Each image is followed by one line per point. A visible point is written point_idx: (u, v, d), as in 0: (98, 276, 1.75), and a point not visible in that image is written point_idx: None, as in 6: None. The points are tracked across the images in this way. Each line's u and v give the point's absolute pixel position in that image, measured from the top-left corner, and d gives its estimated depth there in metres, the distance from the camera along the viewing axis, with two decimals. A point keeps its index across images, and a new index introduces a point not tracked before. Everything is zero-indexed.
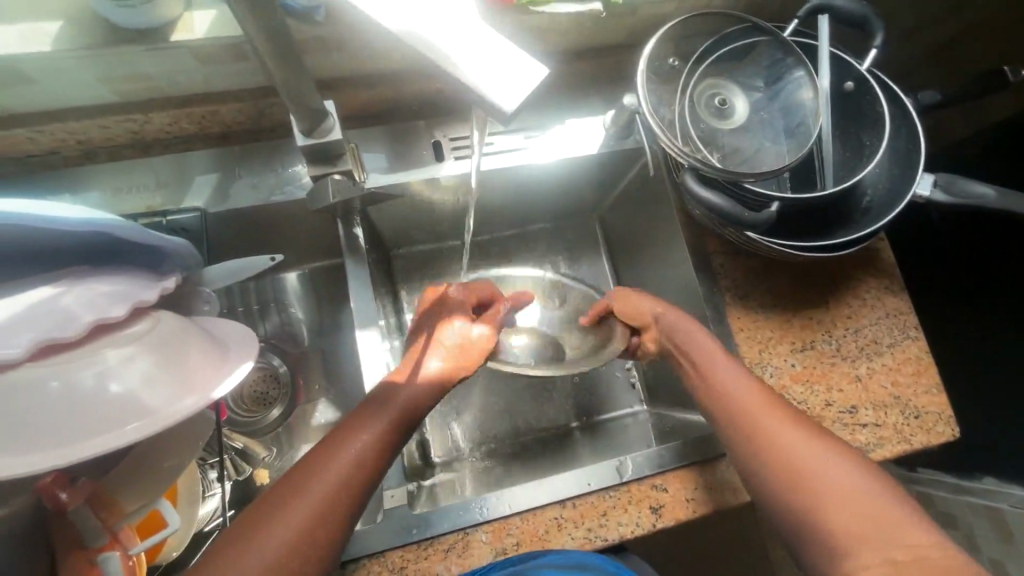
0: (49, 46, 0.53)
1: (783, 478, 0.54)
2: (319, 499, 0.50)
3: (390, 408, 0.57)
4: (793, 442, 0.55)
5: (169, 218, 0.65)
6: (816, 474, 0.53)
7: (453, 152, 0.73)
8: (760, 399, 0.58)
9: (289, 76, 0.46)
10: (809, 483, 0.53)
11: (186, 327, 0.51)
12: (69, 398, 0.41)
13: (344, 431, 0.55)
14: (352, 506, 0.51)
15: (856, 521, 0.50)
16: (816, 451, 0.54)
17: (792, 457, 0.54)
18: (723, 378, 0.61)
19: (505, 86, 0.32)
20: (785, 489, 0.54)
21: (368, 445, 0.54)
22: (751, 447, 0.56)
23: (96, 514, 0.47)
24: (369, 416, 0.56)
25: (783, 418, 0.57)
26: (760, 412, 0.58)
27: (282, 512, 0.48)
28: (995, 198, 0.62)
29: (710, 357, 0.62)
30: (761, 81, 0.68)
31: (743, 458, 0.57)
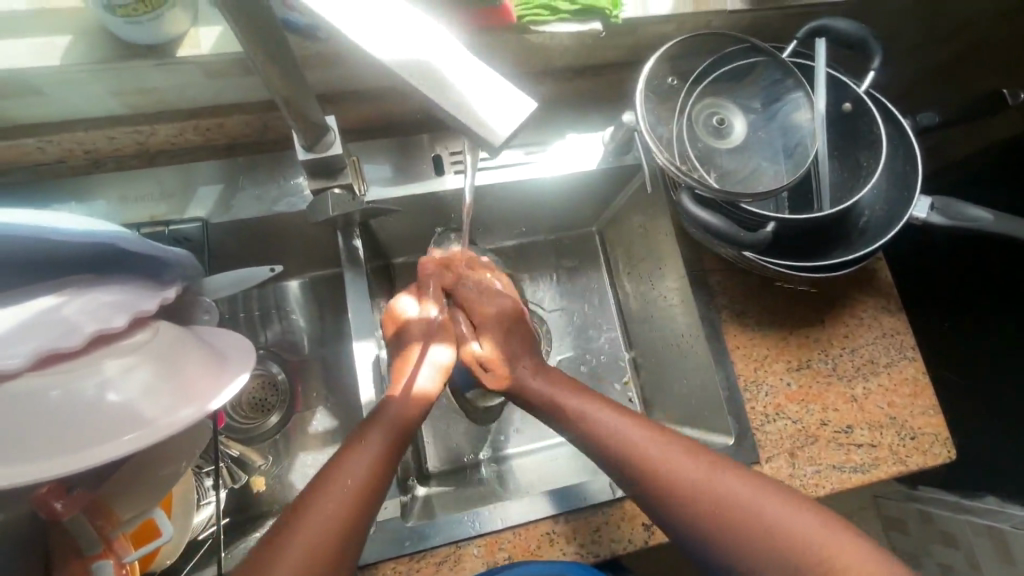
0: (59, 59, 0.55)
1: (700, 521, 0.53)
2: (331, 517, 0.50)
3: (392, 422, 0.58)
4: (702, 477, 0.54)
5: (171, 228, 0.66)
6: (732, 503, 0.52)
7: (454, 165, 0.74)
8: (653, 443, 0.57)
9: (292, 92, 0.47)
10: (730, 513, 0.52)
11: (184, 338, 0.51)
12: (67, 407, 0.42)
13: (346, 451, 0.55)
14: (365, 521, 0.52)
15: (782, 539, 0.50)
16: (724, 481, 0.54)
17: (704, 496, 0.53)
18: (603, 419, 0.60)
19: (497, 116, 0.32)
20: (712, 529, 0.52)
21: (373, 459, 0.55)
22: (659, 497, 0.55)
23: (92, 522, 0.47)
24: (369, 431, 0.57)
25: (681, 456, 0.56)
26: (655, 448, 0.57)
27: (295, 535, 0.48)
28: (991, 221, 0.62)
29: (597, 416, 0.61)
30: (758, 101, 0.68)
31: (658, 510, 0.55)
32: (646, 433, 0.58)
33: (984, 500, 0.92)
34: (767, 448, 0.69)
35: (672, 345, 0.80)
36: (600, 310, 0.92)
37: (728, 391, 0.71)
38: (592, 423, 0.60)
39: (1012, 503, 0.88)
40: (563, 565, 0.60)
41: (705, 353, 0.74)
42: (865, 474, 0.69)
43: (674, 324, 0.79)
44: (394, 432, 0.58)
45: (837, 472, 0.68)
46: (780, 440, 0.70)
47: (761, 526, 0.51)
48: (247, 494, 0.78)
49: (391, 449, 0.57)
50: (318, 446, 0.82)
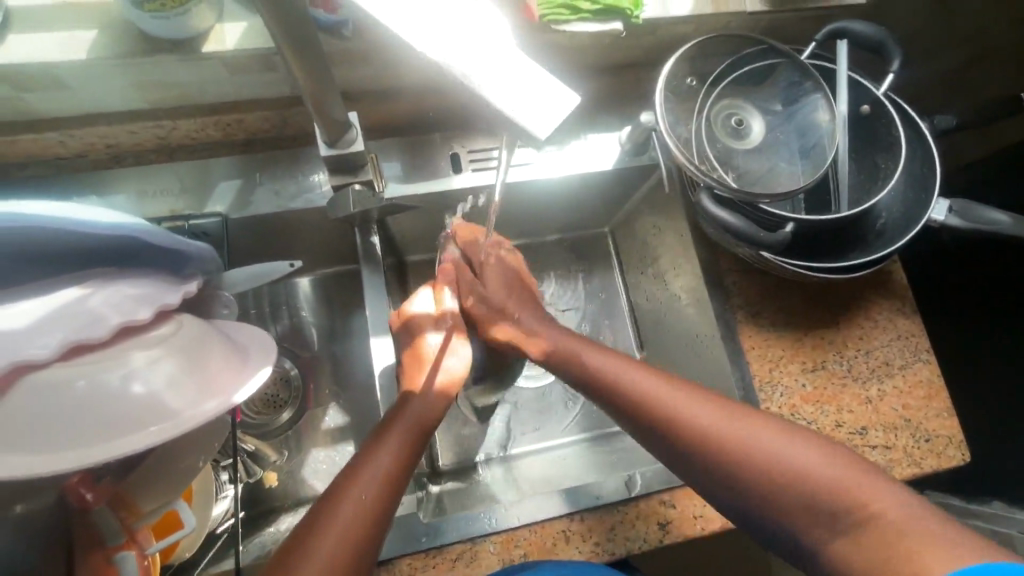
0: (86, 53, 0.55)
1: (721, 466, 0.52)
2: (351, 526, 0.49)
3: (409, 423, 0.57)
4: (720, 424, 0.53)
5: (192, 223, 0.66)
6: (751, 449, 0.51)
7: (472, 163, 0.74)
8: (668, 393, 0.56)
9: (317, 88, 0.48)
10: (751, 458, 0.51)
11: (207, 331, 0.51)
12: (96, 399, 0.42)
13: (362, 457, 0.54)
14: (384, 527, 0.51)
15: (785, 472, 0.50)
16: (729, 422, 0.53)
17: (724, 441, 0.52)
18: (623, 368, 0.60)
19: (537, 113, 0.33)
20: (711, 461, 0.52)
21: (389, 465, 0.54)
22: (678, 445, 0.54)
23: (115, 513, 0.48)
24: (385, 434, 0.56)
25: (686, 395, 0.56)
26: (662, 392, 0.56)
27: (316, 544, 0.48)
28: (1009, 225, 0.62)
29: (614, 367, 0.60)
30: (779, 103, 0.68)
31: (678, 459, 0.55)
32: (656, 380, 0.58)
33: None
34: None
35: (685, 345, 0.80)
36: (612, 310, 0.92)
37: (743, 392, 0.71)
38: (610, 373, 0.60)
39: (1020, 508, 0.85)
40: (575, 567, 0.60)
41: (720, 354, 0.74)
42: None
43: (687, 324, 0.79)
44: (413, 433, 0.57)
45: None
46: None
47: (763, 457, 0.50)
48: (259, 489, 0.78)
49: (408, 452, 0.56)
50: (330, 442, 0.82)
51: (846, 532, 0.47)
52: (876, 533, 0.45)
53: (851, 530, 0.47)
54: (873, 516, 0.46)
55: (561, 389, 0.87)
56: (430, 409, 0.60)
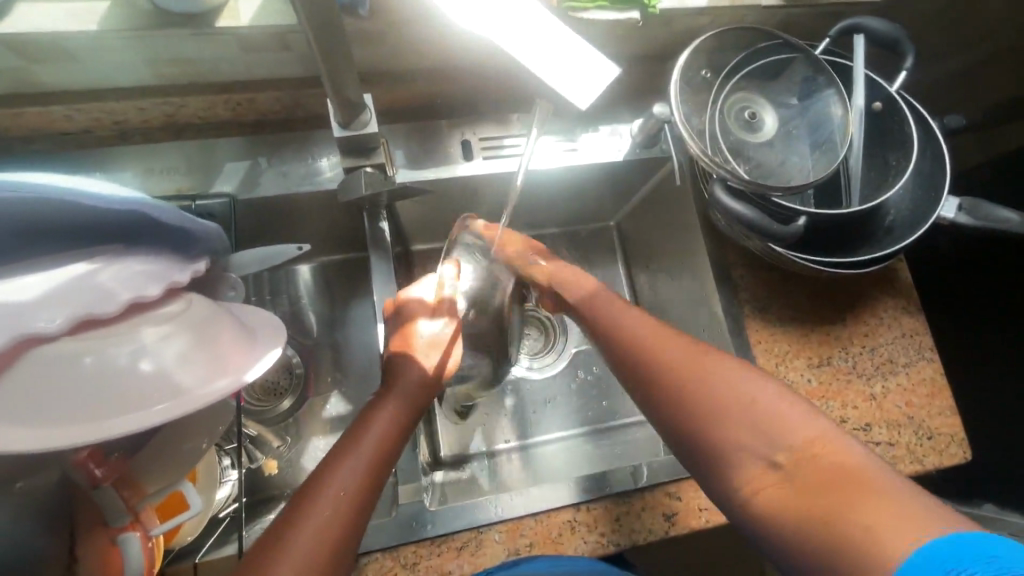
0: (98, 24, 0.54)
1: (693, 403, 0.52)
2: (334, 503, 0.47)
3: (404, 399, 0.57)
4: (717, 382, 0.51)
5: (198, 203, 0.64)
6: (715, 397, 0.51)
7: (483, 151, 0.74)
8: (649, 340, 0.58)
9: (335, 67, 0.47)
10: (736, 411, 0.50)
11: (215, 310, 0.50)
12: (101, 375, 0.41)
13: (348, 437, 0.53)
14: (368, 506, 0.49)
15: (770, 424, 0.48)
16: (717, 372, 0.52)
17: (709, 391, 0.51)
18: (619, 323, 0.61)
19: (578, 83, 0.33)
20: (697, 411, 0.51)
21: (380, 443, 0.53)
22: (674, 401, 0.53)
23: (119, 492, 0.47)
24: (373, 413, 0.55)
25: (676, 349, 0.56)
26: (651, 342, 0.57)
27: (296, 515, 0.46)
28: (1017, 223, 0.63)
29: (611, 324, 0.62)
30: (794, 97, 0.68)
31: (650, 398, 0.55)
32: (649, 332, 0.59)
33: None
34: None
35: (690, 339, 0.80)
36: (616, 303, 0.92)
37: None
38: (611, 327, 0.61)
39: None
40: (573, 559, 0.60)
41: (726, 349, 0.74)
42: None
43: (692, 319, 0.80)
44: (403, 408, 0.57)
45: None
46: None
47: (747, 407, 0.49)
48: (258, 477, 0.77)
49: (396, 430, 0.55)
50: (331, 429, 0.82)
51: (793, 487, 0.45)
52: (827, 485, 0.44)
53: (789, 475, 0.46)
54: (837, 471, 0.44)
55: (563, 381, 0.86)
56: (420, 386, 0.59)
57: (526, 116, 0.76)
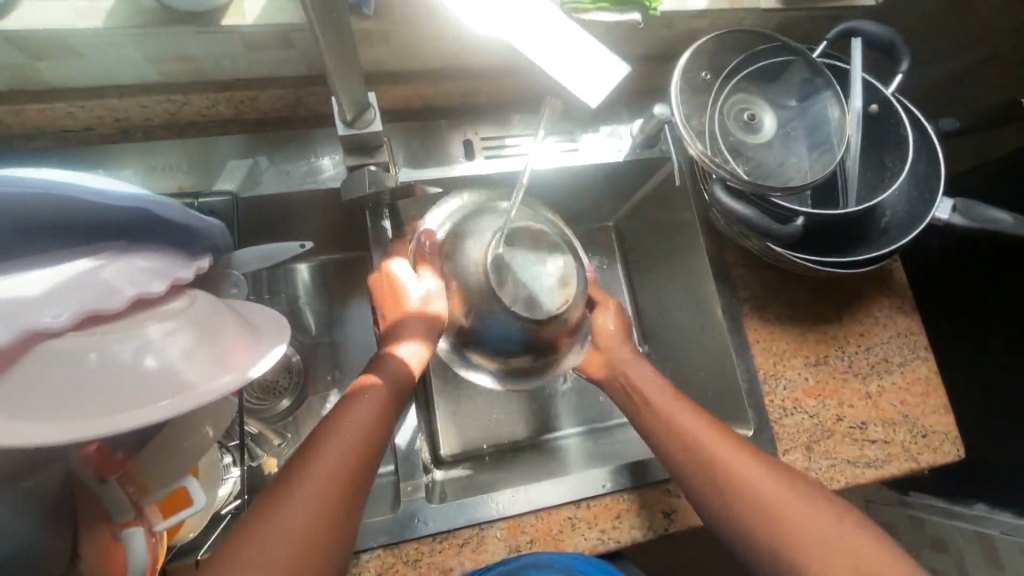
0: (102, 21, 0.54)
1: (741, 507, 0.52)
2: (318, 493, 0.46)
3: (390, 386, 0.55)
4: (766, 487, 0.52)
5: (200, 201, 0.64)
6: (748, 482, 0.53)
7: (485, 151, 0.75)
8: (690, 423, 0.58)
9: (343, 65, 0.47)
10: (789, 524, 0.50)
11: (219, 306, 0.51)
12: (106, 371, 0.41)
13: (327, 423, 0.51)
14: (355, 495, 0.48)
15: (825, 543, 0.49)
16: (762, 477, 0.53)
17: (758, 500, 0.52)
18: (654, 394, 0.62)
19: (590, 82, 0.34)
20: (747, 517, 0.52)
21: (366, 428, 0.51)
22: (719, 494, 0.54)
23: (124, 488, 0.47)
24: (357, 397, 0.53)
25: (718, 442, 0.56)
26: (688, 422, 0.58)
27: (280, 509, 0.44)
28: (1011, 224, 0.64)
29: (649, 394, 0.62)
30: (793, 98, 0.69)
31: (690, 480, 0.56)
32: (686, 412, 0.59)
33: (975, 507, 0.98)
34: (785, 442, 0.70)
35: (687, 337, 0.81)
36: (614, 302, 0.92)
37: (747, 383, 0.72)
38: (647, 398, 0.62)
39: (1001, 511, 0.94)
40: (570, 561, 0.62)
41: (725, 347, 0.75)
42: (878, 469, 0.70)
43: (690, 318, 0.80)
44: (383, 399, 0.54)
45: (851, 467, 0.70)
46: (797, 434, 0.71)
47: (801, 522, 0.50)
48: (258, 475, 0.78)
49: (380, 417, 0.53)
50: None
51: None
52: None
53: None
54: None
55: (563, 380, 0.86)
56: (399, 380, 0.56)
57: (526, 117, 0.77)
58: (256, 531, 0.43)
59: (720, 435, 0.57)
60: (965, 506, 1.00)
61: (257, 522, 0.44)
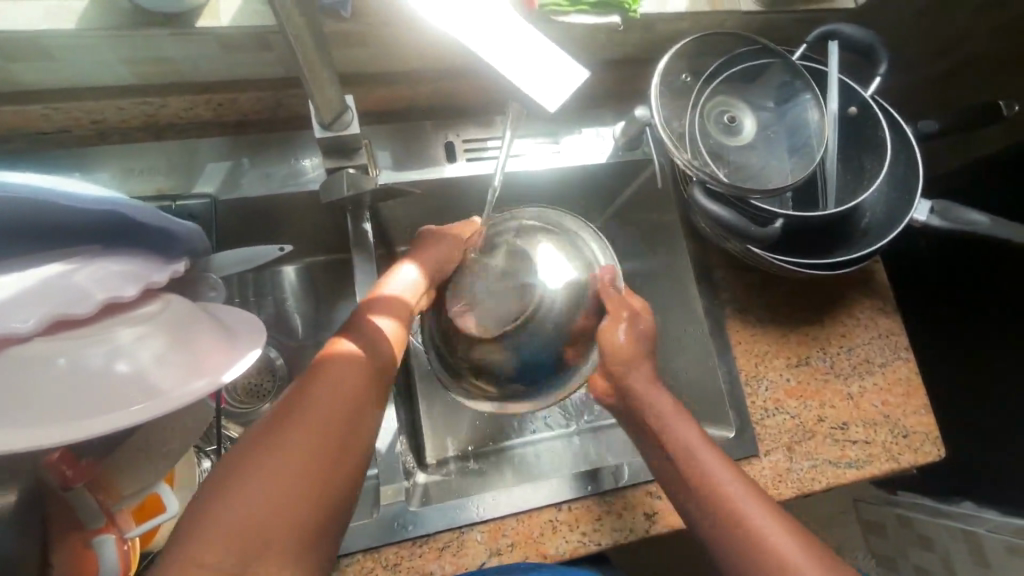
0: (74, 23, 0.54)
1: (720, 524, 0.52)
2: (302, 457, 0.42)
3: (377, 349, 0.51)
4: (749, 511, 0.52)
5: (178, 203, 0.64)
6: (732, 503, 0.52)
7: (467, 153, 0.74)
8: (683, 434, 0.57)
9: (316, 68, 0.47)
10: (766, 551, 0.50)
11: (195, 311, 0.50)
12: (76, 375, 0.40)
13: (315, 378, 0.46)
14: (344, 461, 0.44)
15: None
16: (745, 503, 0.52)
17: (738, 520, 0.51)
18: (647, 397, 0.60)
19: (547, 86, 0.34)
20: (726, 537, 0.51)
21: (355, 388, 0.47)
22: (702, 508, 0.53)
23: (95, 495, 0.47)
24: (347, 355, 0.49)
25: (710, 459, 0.55)
26: (679, 433, 0.57)
27: (258, 468, 0.41)
28: (988, 225, 0.64)
29: (637, 394, 0.61)
30: (771, 100, 0.70)
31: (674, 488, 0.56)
32: (677, 421, 0.58)
33: (961, 505, 0.98)
34: (767, 442, 0.70)
35: (671, 339, 0.81)
36: None
37: (729, 386, 0.72)
38: (635, 398, 0.60)
39: (988, 508, 0.94)
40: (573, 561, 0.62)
41: (708, 349, 0.75)
42: (860, 470, 0.70)
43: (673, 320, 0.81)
44: (372, 360, 0.49)
45: (832, 467, 0.70)
46: (779, 435, 0.71)
47: (779, 551, 0.49)
48: None
49: (372, 378, 0.48)
50: None
51: None
52: None
53: None
54: None
55: None
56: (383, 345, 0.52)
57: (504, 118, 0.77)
58: (231, 490, 0.40)
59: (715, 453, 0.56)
60: (951, 504, 1.00)
61: (233, 479, 0.40)
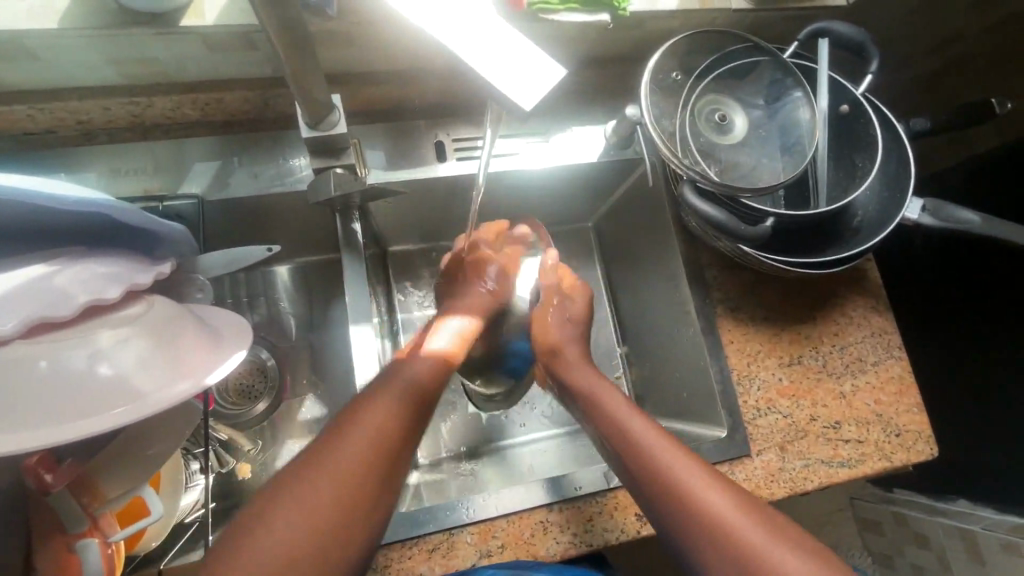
0: (55, 23, 0.53)
1: (690, 522, 0.49)
2: (326, 497, 0.45)
3: (413, 386, 0.54)
4: (722, 506, 0.49)
5: (165, 204, 0.64)
6: (704, 498, 0.50)
7: (457, 152, 0.74)
8: (646, 432, 0.55)
9: (300, 67, 0.46)
10: (743, 545, 0.47)
11: (180, 313, 0.49)
12: (55, 378, 0.39)
13: (356, 416, 0.50)
14: (366, 506, 0.46)
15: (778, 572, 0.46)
16: (718, 497, 0.50)
17: (711, 515, 0.49)
18: (605, 395, 0.60)
19: (522, 85, 0.33)
20: (699, 536, 0.48)
21: (385, 432, 0.49)
22: (672, 508, 0.50)
23: (78, 497, 0.47)
24: (384, 397, 0.52)
25: (677, 456, 0.53)
26: (642, 430, 0.55)
27: (288, 503, 0.44)
28: (979, 224, 0.64)
29: (597, 394, 0.60)
30: (761, 98, 0.69)
31: (639, 489, 0.53)
32: (640, 418, 0.57)
33: (956, 502, 1.00)
34: (759, 442, 0.70)
35: (664, 338, 0.81)
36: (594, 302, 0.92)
37: (721, 386, 0.72)
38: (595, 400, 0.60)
39: (983, 507, 0.95)
40: None
41: (701, 349, 0.74)
42: (852, 469, 0.70)
43: (666, 319, 0.80)
44: (407, 399, 0.52)
45: (824, 467, 0.70)
46: (771, 434, 0.71)
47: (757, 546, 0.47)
48: (229, 482, 0.76)
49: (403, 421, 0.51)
50: (304, 434, 0.80)
51: None
52: None
53: None
54: None
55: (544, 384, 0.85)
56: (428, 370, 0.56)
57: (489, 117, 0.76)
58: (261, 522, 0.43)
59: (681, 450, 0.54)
60: (947, 502, 1.02)
61: (266, 510, 0.44)
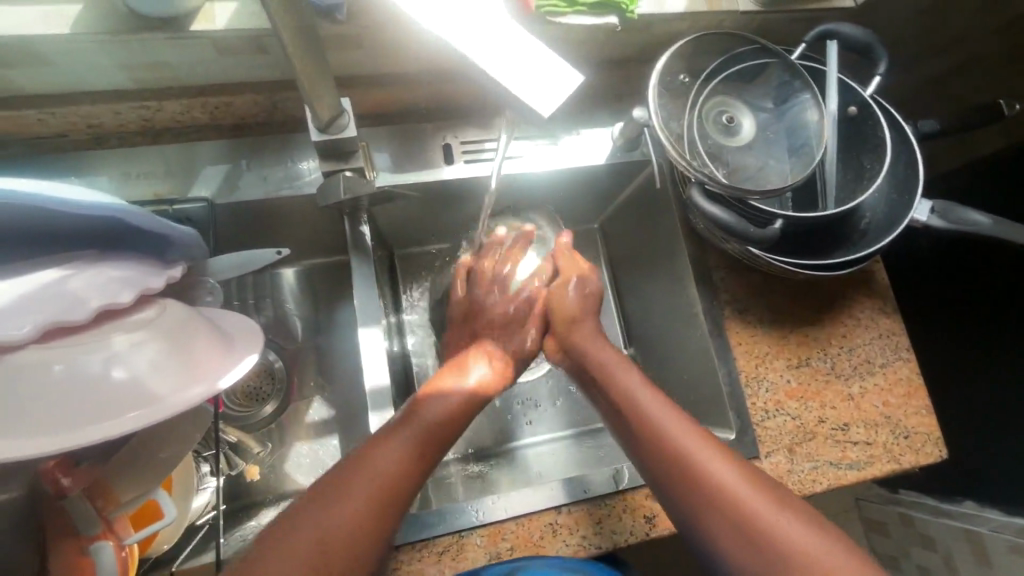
0: (68, 28, 0.53)
1: (699, 497, 0.50)
2: (355, 514, 0.47)
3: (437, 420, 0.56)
4: (731, 481, 0.50)
5: (175, 207, 0.64)
6: (715, 475, 0.50)
7: (464, 154, 0.74)
8: (657, 409, 0.55)
9: (312, 71, 0.47)
10: (752, 521, 0.48)
11: (192, 316, 0.49)
12: (71, 382, 0.40)
13: (383, 441, 0.53)
14: (385, 529, 0.48)
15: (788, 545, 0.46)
16: (728, 474, 0.50)
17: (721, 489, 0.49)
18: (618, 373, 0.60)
19: (541, 92, 0.34)
20: (709, 510, 0.49)
21: (409, 460, 0.52)
22: (680, 482, 0.51)
23: (93, 502, 0.47)
24: (410, 425, 0.55)
25: (688, 432, 0.53)
26: (655, 409, 0.56)
27: (318, 517, 0.45)
28: (989, 226, 0.64)
29: (611, 374, 0.60)
30: (769, 100, 0.69)
31: (649, 466, 0.54)
32: (652, 396, 0.57)
33: (961, 504, 0.98)
34: (767, 444, 0.70)
35: (671, 340, 0.81)
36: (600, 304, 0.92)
37: (730, 389, 0.72)
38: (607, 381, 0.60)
39: (990, 508, 0.94)
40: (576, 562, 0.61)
41: (708, 351, 0.74)
42: (860, 471, 0.70)
43: (672, 321, 0.80)
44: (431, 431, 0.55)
45: (832, 469, 0.70)
46: (779, 436, 0.71)
47: (766, 520, 0.47)
48: (237, 485, 0.77)
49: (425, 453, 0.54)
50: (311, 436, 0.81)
51: None
52: None
53: None
54: None
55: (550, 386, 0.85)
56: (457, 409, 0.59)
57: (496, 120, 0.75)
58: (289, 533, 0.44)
59: (690, 427, 0.54)
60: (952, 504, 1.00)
61: (295, 521, 0.45)
